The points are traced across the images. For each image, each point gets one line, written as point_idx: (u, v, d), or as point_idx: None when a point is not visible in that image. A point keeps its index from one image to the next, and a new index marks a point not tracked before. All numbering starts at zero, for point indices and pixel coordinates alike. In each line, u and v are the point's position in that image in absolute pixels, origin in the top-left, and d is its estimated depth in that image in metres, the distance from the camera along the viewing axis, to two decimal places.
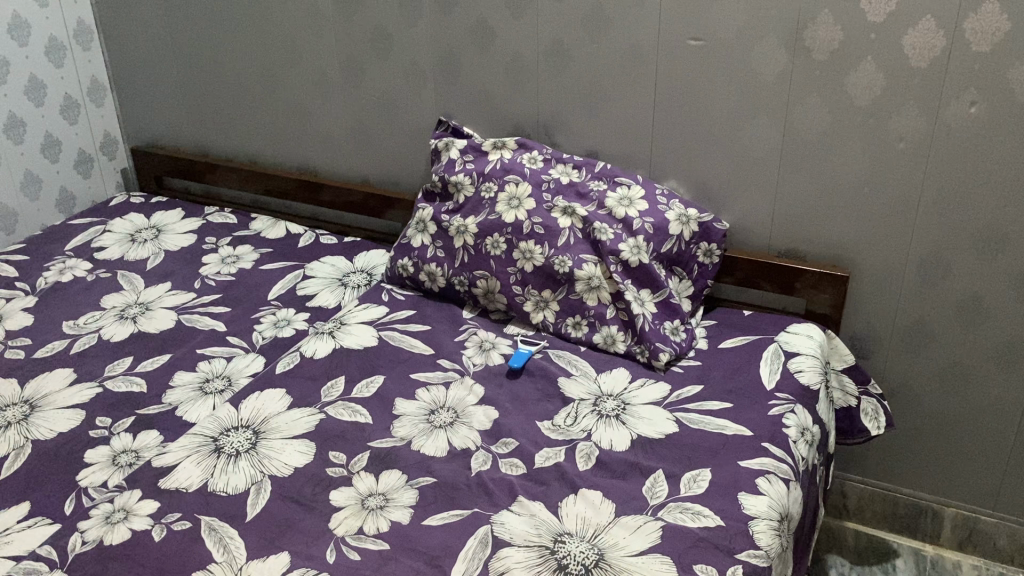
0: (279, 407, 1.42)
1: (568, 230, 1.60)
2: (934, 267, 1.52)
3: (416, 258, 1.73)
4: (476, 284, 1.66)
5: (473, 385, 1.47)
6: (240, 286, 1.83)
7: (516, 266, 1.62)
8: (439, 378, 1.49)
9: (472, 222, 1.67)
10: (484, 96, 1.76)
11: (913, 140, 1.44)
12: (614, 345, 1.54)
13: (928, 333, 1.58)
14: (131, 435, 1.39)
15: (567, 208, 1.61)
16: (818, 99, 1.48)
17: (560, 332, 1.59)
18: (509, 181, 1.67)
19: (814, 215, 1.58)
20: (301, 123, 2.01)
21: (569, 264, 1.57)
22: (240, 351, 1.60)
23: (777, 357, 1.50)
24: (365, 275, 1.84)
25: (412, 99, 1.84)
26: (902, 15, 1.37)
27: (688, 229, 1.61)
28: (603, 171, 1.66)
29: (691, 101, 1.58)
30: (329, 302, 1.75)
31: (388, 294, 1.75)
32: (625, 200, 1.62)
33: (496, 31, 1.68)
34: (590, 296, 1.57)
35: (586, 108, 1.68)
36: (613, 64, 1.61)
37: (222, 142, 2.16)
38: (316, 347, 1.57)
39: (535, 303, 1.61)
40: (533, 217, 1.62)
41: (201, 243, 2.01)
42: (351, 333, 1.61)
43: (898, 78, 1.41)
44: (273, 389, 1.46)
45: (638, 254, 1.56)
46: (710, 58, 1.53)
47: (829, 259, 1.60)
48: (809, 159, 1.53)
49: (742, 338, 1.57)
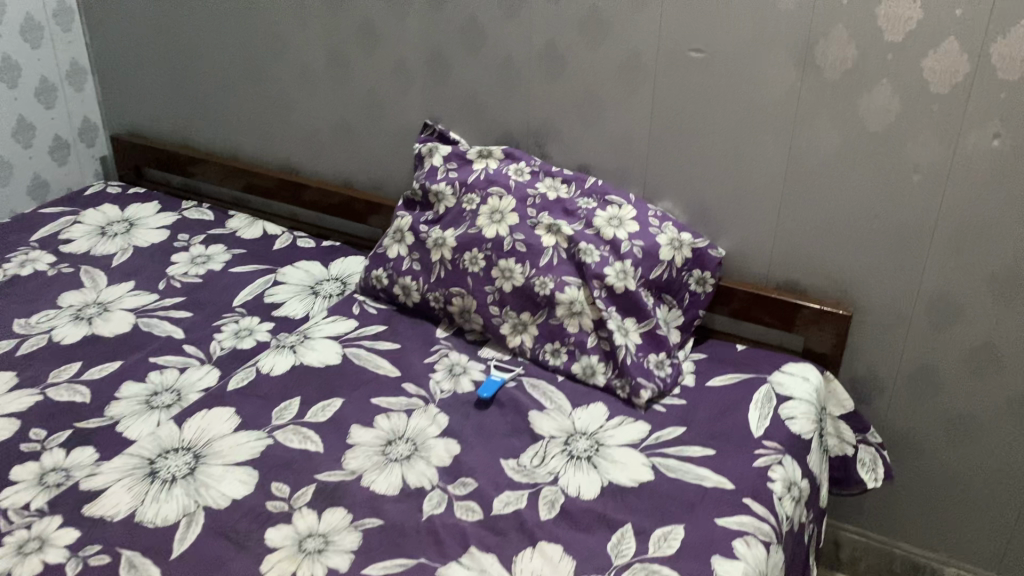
0: (225, 429, 1.32)
1: (552, 249, 1.49)
2: (945, 311, 1.40)
3: (391, 269, 1.62)
4: (452, 302, 1.55)
5: (437, 414, 1.36)
6: (207, 289, 1.73)
7: (495, 285, 1.51)
8: (402, 404, 1.38)
9: (451, 235, 1.56)
10: (473, 100, 1.65)
11: (929, 172, 1.32)
12: (593, 377, 1.43)
13: (935, 382, 1.46)
14: (64, 451, 1.29)
15: (551, 225, 1.50)
16: (828, 121, 1.36)
17: (538, 359, 1.48)
18: (493, 194, 1.56)
19: (818, 247, 1.46)
20: (283, 118, 1.91)
21: (550, 286, 1.46)
22: (195, 362, 1.51)
23: (768, 400, 1.38)
24: (338, 284, 1.74)
25: (398, 99, 1.73)
26: (924, 35, 1.24)
27: (681, 255, 1.49)
28: (594, 187, 1.55)
29: (691, 116, 1.46)
30: (296, 313, 1.65)
31: (360, 306, 1.64)
32: (615, 220, 1.51)
33: (486, 32, 1.57)
34: (571, 321, 1.46)
35: (579, 119, 1.56)
36: (608, 73, 1.49)
37: (204, 134, 2.06)
38: (274, 363, 1.47)
39: (512, 326, 1.51)
40: (514, 233, 1.51)
41: (173, 240, 1.91)
42: (314, 349, 1.51)
43: (916, 104, 1.28)
44: (222, 408, 1.36)
45: (625, 279, 1.45)
46: (714, 71, 1.41)
47: (832, 295, 1.48)
48: (815, 185, 1.41)
49: (732, 376, 1.45)
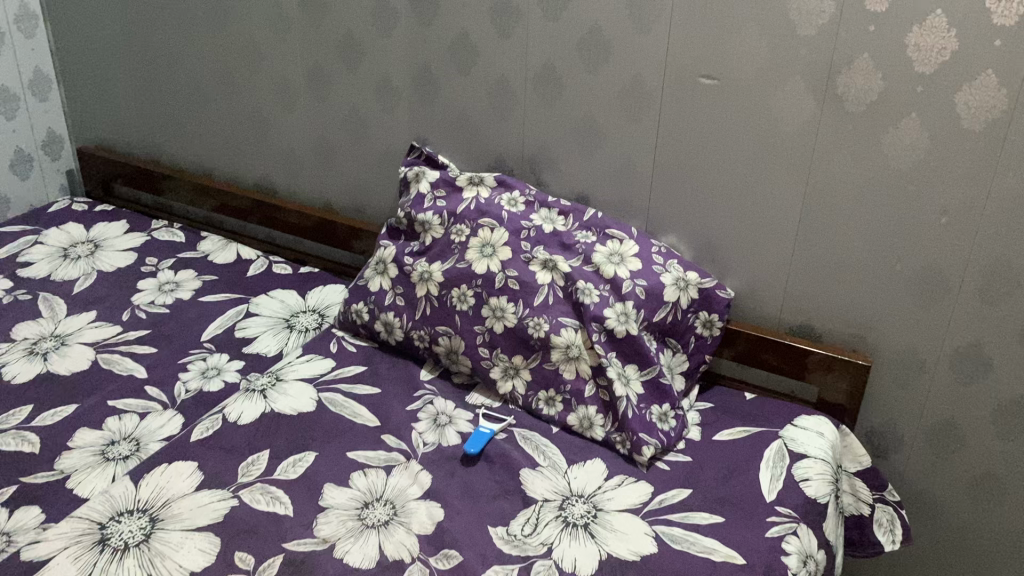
0: (186, 488, 1.20)
1: (547, 287, 1.37)
2: (972, 363, 1.29)
3: (372, 304, 1.50)
4: (438, 342, 1.43)
5: (419, 472, 1.24)
6: (173, 321, 1.61)
7: (485, 325, 1.39)
8: (381, 459, 1.27)
9: (438, 269, 1.44)
10: (463, 122, 1.53)
11: (960, 215, 1.21)
12: (591, 430, 1.32)
13: (958, 437, 1.35)
14: (6, 512, 1.17)
15: (547, 261, 1.39)
16: (850, 157, 1.24)
17: (531, 408, 1.37)
18: (484, 225, 1.44)
19: (834, 291, 1.35)
20: (258, 136, 1.78)
21: (545, 328, 1.35)
22: (157, 406, 1.38)
23: (780, 460, 1.27)
24: (315, 316, 1.62)
25: (382, 119, 1.60)
26: (958, 67, 1.13)
27: (686, 296, 1.37)
28: (594, 219, 1.44)
29: (699, 147, 1.35)
30: (269, 350, 1.53)
31: (338, 344, 1.52)
32: (615, 256, 1.39)
33: (479, 50, 1.45)
34: (567, 367, 1.35)
35: (577, 146, 1.44)
36: (610, 99, 1.38)
37: (175, 149, 1.93)
38: (242, 410, 1.35)
39: (503, 370, 1.39)
40: (507, 269, 1.39)
41: (140, 264, 1.79)
42: (286, 394, 1.39)
43: (947, 141, 1.17)
44: (183, 463, 1.24)
45: (626, 323, 1.33)
46: (726, 98, 1.29)
47: (849, 342, 1.37)
48: (833, 225, 1.30)
49: (740, 430, 1.34)
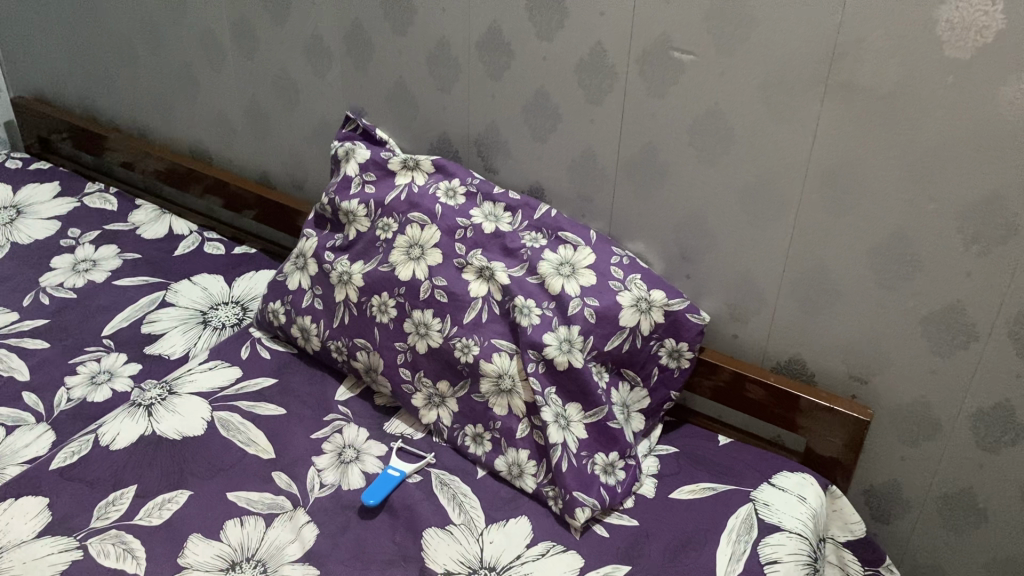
0: (25, 534, 1.01)
1: (481, 301, 1.14)
2: (1000, 427, 1.02)
3: (289, 305, 1.28)
4: (356, 356, 1.21)
5: (305, 526, 1.04)
6: (78, 309, 1.42)
7: (407, 342, 1.17)
8: (266, 505, 1.07)
9: (360, 270, 1.21)
10: (402, 93, 1.28)
11: (993, 246, 0.92)
12: (520, 479, 1.09)
13: (977, 510, 1.09)
14: None
15: (483, 270, 1.15)
16: (855, 163, 0.97)
17: (456, 444, 1.15)
18: (413, 220, 1.20)
19: (831, 324, 1.08)
20: (190, 95, 1.55)
21: (474, 352, 1.12)
22: (30, 418, 1.20)
23: (746, 533, 1.03)
24: (237, 311, 1.42)
25: (315, 84, 1.36)
26: (1004, 52, 0.84)
27: (649, 320, 1.11)
28: (545, 218, 1.18)
29: (670, 138, 1.08)
30: (174, 351, 1.33)
31: (250, 349, 1.31)
32: (565, 267, 1.14)
33: (415, 4, 1.19)
34: (498, 401, 1.12)
35: (528, 129, 1.19)
36: (565, 72, 1.11)
37: (111, 104, 1.72)
38: (119, 430, 1.16)
39: (427, 397, 1.17)
40: (434, 277, 1.16)
41: (61, 236, 1.60)
42: (175, 412, 1.19)
43: (984, 150, 0.89)
44: (33, 498, 1.06)
45: (568, 352, 1.08)
46: (703, 80, 1.02)
47: (846, 386, 1.11)
48: (831, 245, 1.03)
49: (704, 487, 1.10)
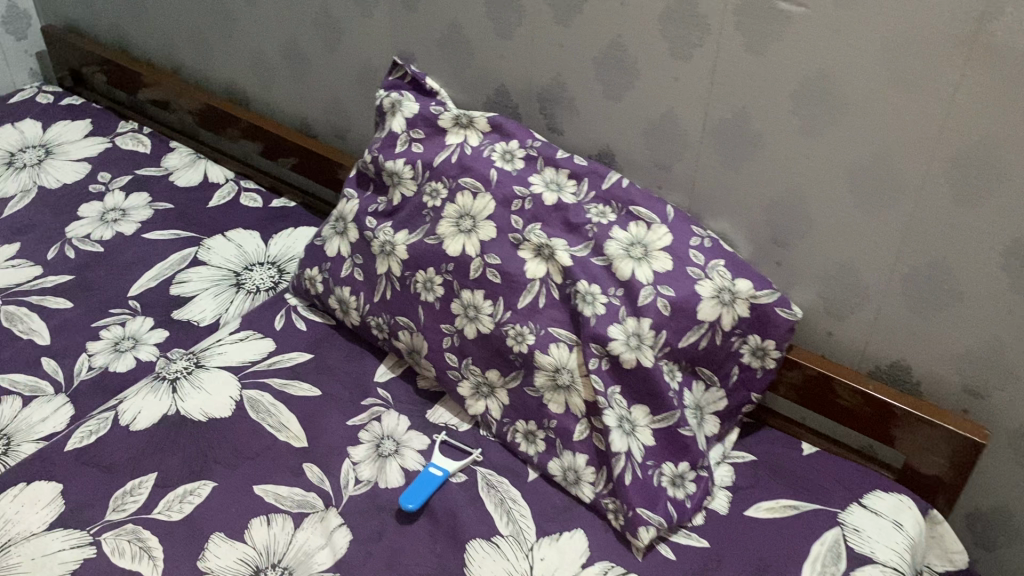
0: (35, 525, 0.93)
1: (539, 284, 1.00)
2: None
3: (327, 273, 1.17)
4: (398, 335, 1.10)
5: (336, 530, 0.94)
6: (105, 264, 1.32)
7: (454, 325, 1.05)
8: (295, 502, 0.97)
9: (403, 240, 1.09)
10: (457, 38, 1.13)
11: None
12: (577, 486, 0.98)
13: None
14: None
15: (542, 248, 1.01)
16: (999, 146, 0.79)
17: (506, 441, 1.04)
18: (464, 186, 1.07)
19: (947, 330, 0.92)
20: (225, 30, 1.42)
21: (529, 342, 0.99)
22: (47, 389, 1.12)
23: (832, 564, 0.90)
24: (272, 273, 1.31)
25: (360, 24, 1.22)
26: None
27: (731, 313, 0.97)
28: (615, 189, 1.04)
29: (767, 105, 0.91)
30: (204, 318, 1.23)
31: (285, 318, 1.20)
32: (636, 248, 1.00)
33: None
34: (554, 397, 0.99)
35: (600, 85, 1.03)
36: (645, 21, 0.94)
37: (144, 37, 1.59)
38: (140, 408, 1.06)
39: (475, 386, 1.05)
40: (486, 254, 1.03)
41: (90, 181, 1.49)
42: (201, 388, 1.09)
43: None
44: (46, 484, 0.98)
45: (637, 349, 0.95)
46: (813, 36, 0.84)
47: (957, 399, 0.97)
48: (957, 241, 0.87)
49: (785, 506, 0.97)
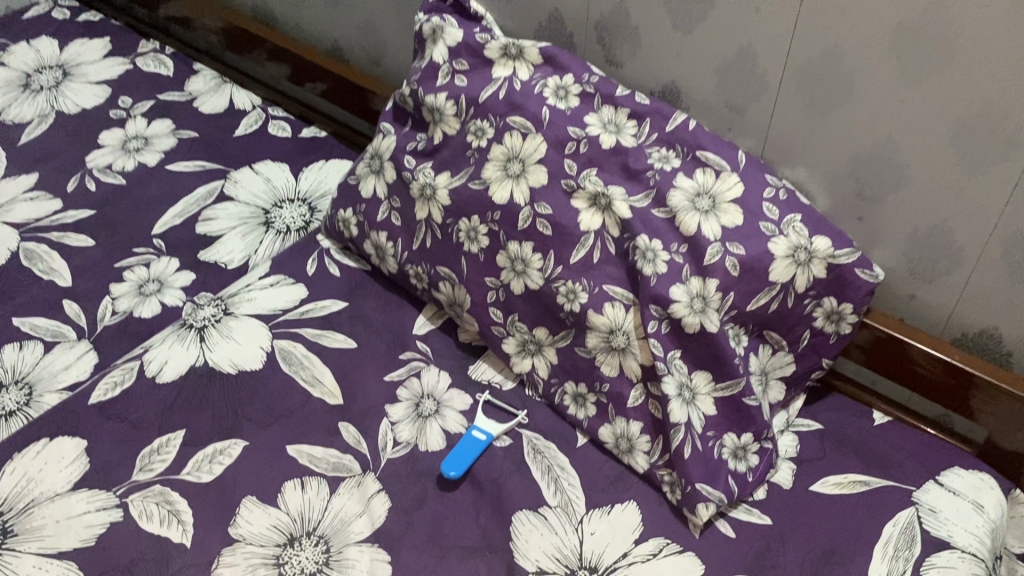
0: (60, 486, 0.89)
1: (593, 237, 0.92)
2: None
3: (362, 216, 1.09)
4: (438, 286, 1.03)
5: (374, 496, 0.89)
6: (128, 198, 1.25)
7: (499, 278, 0.97)
8: (331, 464, 0.92)
9: (446, 184, 1.01)
10: None
11: None
12: (630, 455, 0.91)
13: None
14: None
15: (598, 197, 0.92)
16: None
17: (554, 403, 0.97)
18: (513, 126, 0.98)
19: None
20: None
21: (581, 301, 0.91)
22: (70, 334, 1.06)
23: (906, 548, 0.83)
24: (303, 211, 1.24)
25: None
26: None
27: (806, 273, 0.88)
28: (680, 131, 0.93)
29: (861, 44, 0.79)
30: (232, 260, 1.16)
31: (318, 262, 1.13)
32: (703, 199, 0.90)
33: None
34: (608, 359, 0.92)
35: (667, 14, 0.92)
36: None
37: None
38: (166, 359, 1.00)
39: (521, 344, 0.98)
40: (536, 203, 0.94)
41: (110, 106, 1.41)
42: (229, 338, 1.03)
43: None
44: (70, 441, 0.93)
45: (701, 313, 0.87)
46: None
47: None
48: None
49: (855, 481, 0.90)
